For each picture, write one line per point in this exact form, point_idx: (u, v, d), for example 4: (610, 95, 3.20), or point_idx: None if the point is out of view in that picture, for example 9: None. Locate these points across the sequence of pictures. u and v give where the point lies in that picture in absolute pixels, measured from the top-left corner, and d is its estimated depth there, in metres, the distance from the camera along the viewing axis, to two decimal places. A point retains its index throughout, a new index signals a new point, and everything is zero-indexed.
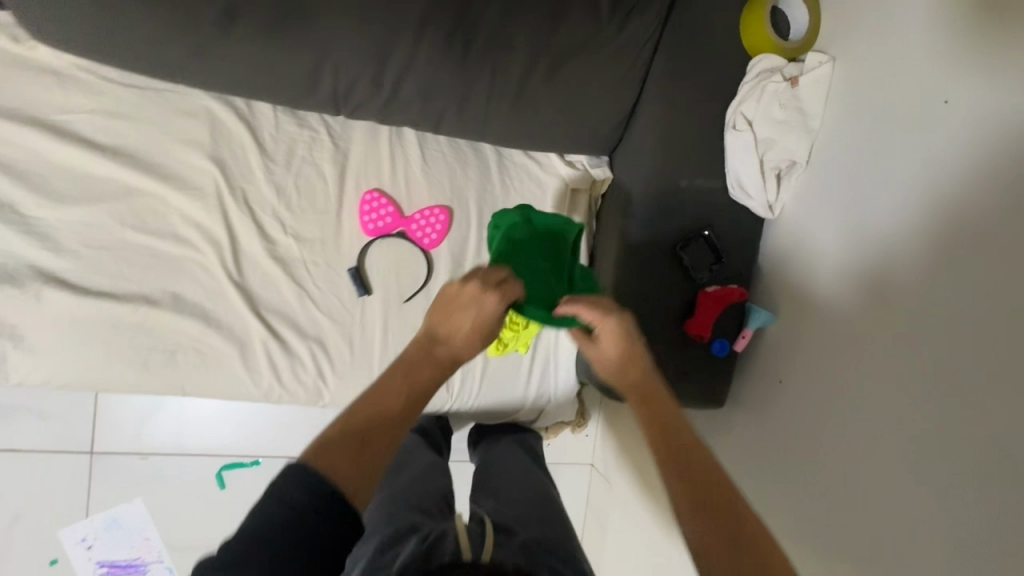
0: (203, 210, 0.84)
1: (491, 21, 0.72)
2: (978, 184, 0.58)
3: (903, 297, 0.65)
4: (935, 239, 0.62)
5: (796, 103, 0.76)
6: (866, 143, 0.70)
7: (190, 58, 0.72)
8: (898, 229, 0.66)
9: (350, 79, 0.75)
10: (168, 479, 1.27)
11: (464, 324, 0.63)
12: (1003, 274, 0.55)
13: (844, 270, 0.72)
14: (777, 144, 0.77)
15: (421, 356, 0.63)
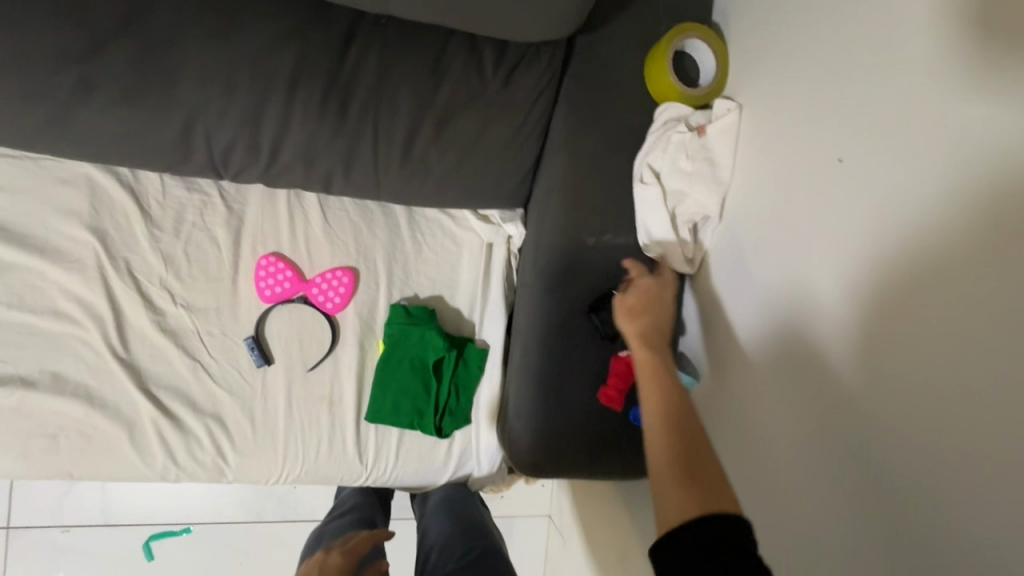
0: (84, 284, 0.78)
1: (367, 81, 0.68)
2: (927, 247, 0.46)
3: (839, 354, 0.54)
4: (879, 306, 0.51)
5: (704, 153, 0.70)
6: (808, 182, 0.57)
7: (49, 131, 0.68)
8: (848, 284, 0.53)
9: (224, 144, 0.71)
10: (90, 554, 1.20)
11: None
12: (964, 362, 0.43)
13: (771, 309, 0.63)
14: (686, 198, 0.72)
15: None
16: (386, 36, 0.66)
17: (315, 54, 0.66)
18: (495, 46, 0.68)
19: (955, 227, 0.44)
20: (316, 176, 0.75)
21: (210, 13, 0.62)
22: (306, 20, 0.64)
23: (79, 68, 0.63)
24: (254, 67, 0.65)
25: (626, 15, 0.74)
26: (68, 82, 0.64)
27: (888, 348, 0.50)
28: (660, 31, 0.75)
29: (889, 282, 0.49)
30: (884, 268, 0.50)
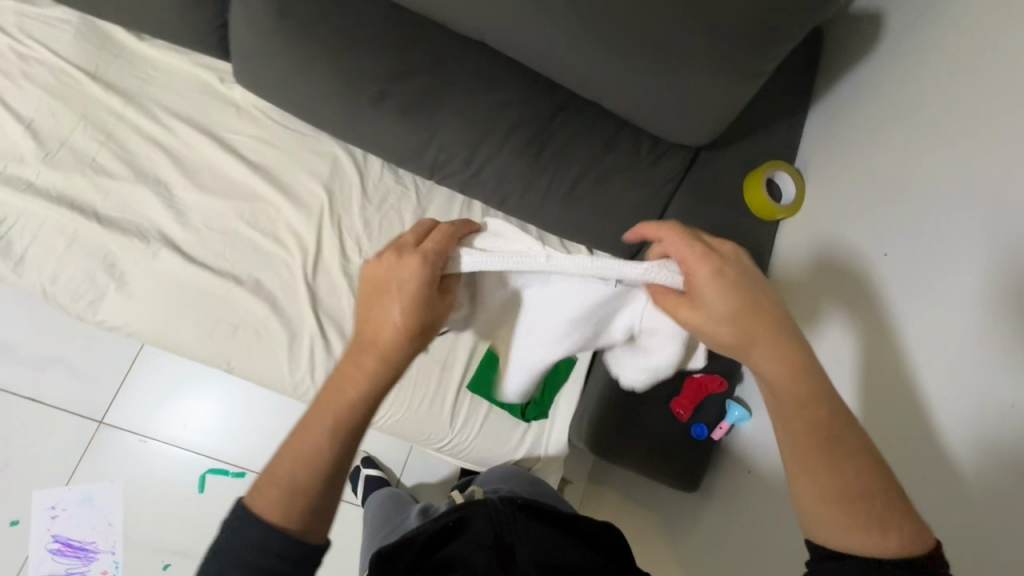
0: (305, 223, 1.05)
1: (561, 139, 0.99)
2: (957, 287, 0.66)
3: (896, 359, 0.71)
4: (926, 326, 0.68)
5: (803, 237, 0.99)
6: (878, 239, 0.80)
7: (342, 116, 1.00)
8: (905, 305, 0.72)
9: (449, 155, 1.01)
10: (155, 467, 1.32)
11: (298, 453, 0.55)
12: (986, 367, 0.60)
13: (842, 331, 0.82)
14: None
15: (330, 380, 0.57)
16: (584, 114, 0.98)
17: (534, 113, 0.98)
18: (650, 140, 1.00)
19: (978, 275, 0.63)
20: (498, 192, 1.04)
21: (480, 73, 0.96)
22: (537, 93, 0.97)
23: (386, 83, 0.96)
24: (493, 112, 0.98)
25: (739, 146, 1.06)
26: (375, 90, 0.97)
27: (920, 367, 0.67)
28: (761, 161, 1.06)
29: (934, 310, 0.68)
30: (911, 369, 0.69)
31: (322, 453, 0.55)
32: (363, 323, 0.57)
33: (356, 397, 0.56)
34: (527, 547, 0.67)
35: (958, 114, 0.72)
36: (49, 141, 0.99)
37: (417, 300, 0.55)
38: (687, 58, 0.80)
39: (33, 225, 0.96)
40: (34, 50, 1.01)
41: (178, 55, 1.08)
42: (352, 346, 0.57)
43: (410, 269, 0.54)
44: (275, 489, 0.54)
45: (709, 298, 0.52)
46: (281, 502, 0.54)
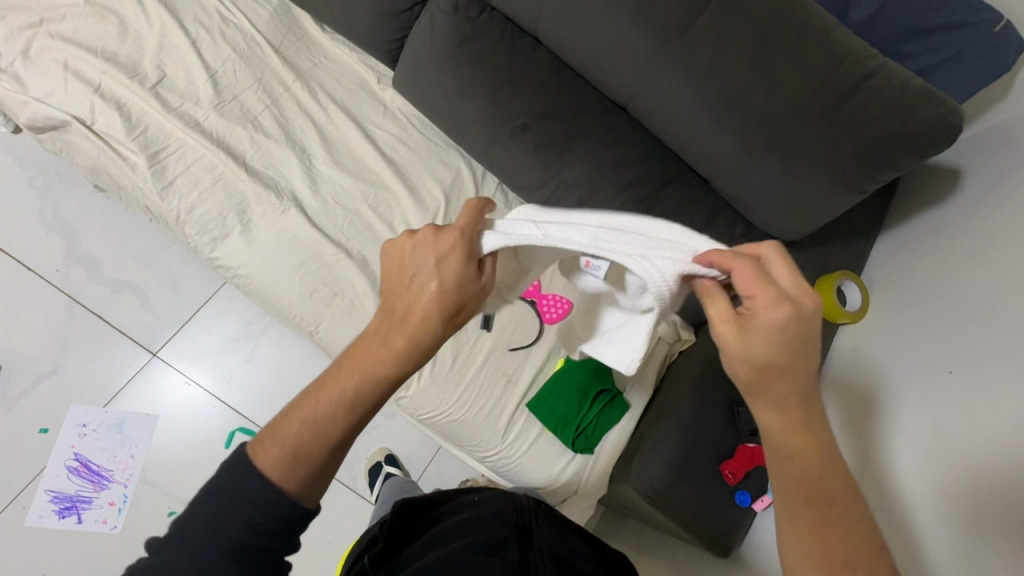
0: (419, 218, 1.14)
1: (670, 203, 1.09)
2: (979, 404, 0.81)
3: (929, 459, 0.86)
4: (954, 434, 0.83)
5: (858, 347, 1.10)
6: (917, 357, 0.95)
7: (482, 137, 1.13)
8: (937, 416, 0.87)
9: (565, 192, 1.12)
10: (188, 413, 1.33)
11: (311, 425, 0.57)
12: (1000, 472, 0.74)
13: (882, 430, 0.96)
14: None
15: (358, 351, 0.59)
16: (692, 188, 1.10)
17: (651, 176, 1.09)
18: (745, 224, 1.11)
19: (995, 397, 0.78)
20: None
21: (613, 131, 1.09)
22: (656, 160, 1.09)
23: (530, 119, 1.09)
24: (615, 166, 1.09)
25: (820, 250, 1.16)
26: (519, 123, 1.10)
27: (950, 468, 0.82)
28: (835, 268, 1.16)
29: (960, 422, 0.83)
30: (970, 475, 0.78)
31: (335, 419, 0.57)
32: (398, 298, 0.59)
33: (382, 365, 0.58)
34: (543, 535, 0.72)
35: (1000, 268, 0.88)
36: (224, 93, 1.12)
37: (460, 272, 0.58)
38: (804, 162, 0.91)
39: (189, 159, 1.07)
40: (238, 18, 1.16)
41: (349, 52, 1.23)
42: (387, 318, 0.59)
43: (453, 246, 0.58)
44: (287, 453, 0.56)
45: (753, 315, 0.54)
46: (282, 456, 0.55)
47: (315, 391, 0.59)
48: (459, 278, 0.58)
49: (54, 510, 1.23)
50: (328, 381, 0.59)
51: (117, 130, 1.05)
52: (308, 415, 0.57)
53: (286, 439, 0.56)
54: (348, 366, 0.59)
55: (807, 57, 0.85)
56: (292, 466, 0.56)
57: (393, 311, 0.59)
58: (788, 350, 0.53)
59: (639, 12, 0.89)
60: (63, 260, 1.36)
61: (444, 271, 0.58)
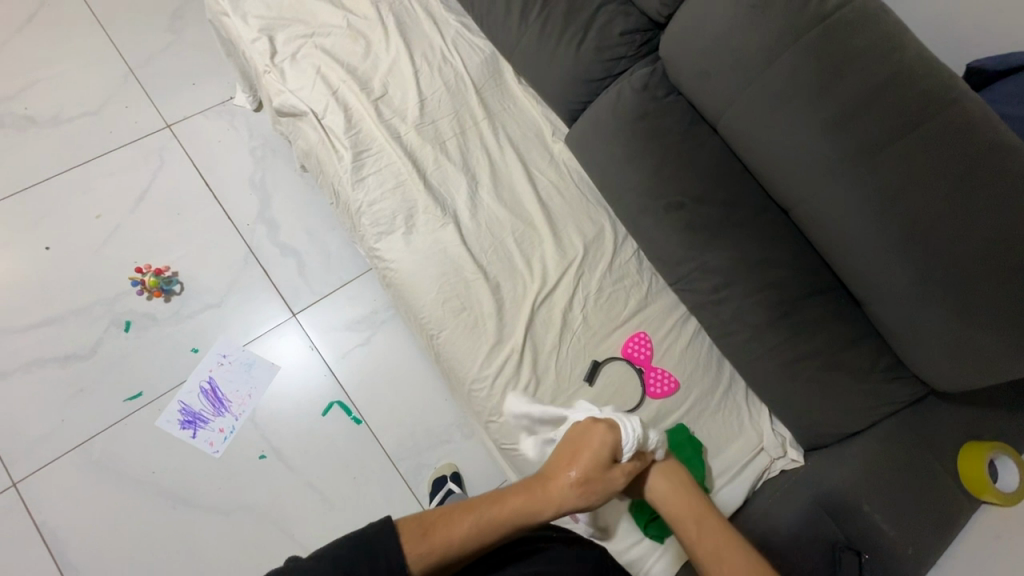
0: (556, 262, 1.21)
1: (811, 314, 1.06)
2: None
3: None
4: None
5: (1001, 534, 0.95)
6: None
7: (635, 204, 1.19)
8: None
9: (702, 275, 1.13)
10: (303, 373, 1.49)
11: (449, 534, 0.70)
12: None
13: None
14: (934, 535, 0.97)
15: (503, 497, 0.77)
16: (838, 305, 1.06)
17: (797, 283, 1.07)
18: (891, 359, 1.03)
19: None
20: (726, 325, 1.13)
21: (766, 229, 1.10)
22: (806, 269, 1.07)
23: (686, 199, 1.14)
24: (761, 263, 1.09)
25: (977, 410, 1.03)
26: (674, 201, 1.14)
27: None
28: (991, 436, 1.02)
29: None
30: None
31: (468, 539, 0.71)
32: (552, 468, 0.85)
33: (527, 513, 0.77)
34: None
35: None
36: (426, 116, 1.30)
37: (603, 458, 0.86)
38: (981, 310, 0.85)
39: (383, 163, 1.25)
40: (455, 59, 1.36)
41: (535, 103, 1.37)
42: (536, 481, 0.82)
43: (602, 438, 0.88)
44: (424, 539, 0.68)
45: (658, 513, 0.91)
46: (428, 545, 0.68)
47: (469, 509, 0.74)
48: (602, 464, 0.86)
49: (179, 419, 1.42)
50: (479, 505, 0.75)
51: (339, 127, 1.26)
52: (457, 525, 0.71)
53: (434, 535, 0.69)
54: (499, 500, 0.77)
55: (1012, 205, 0.81)
56: (433, 559, 0.68)
57: (542, 480, 0.83)
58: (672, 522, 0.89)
59: (833, 126, 0.92)
60: (255, 217, 1.62)
61: (594, 457, 0.86)
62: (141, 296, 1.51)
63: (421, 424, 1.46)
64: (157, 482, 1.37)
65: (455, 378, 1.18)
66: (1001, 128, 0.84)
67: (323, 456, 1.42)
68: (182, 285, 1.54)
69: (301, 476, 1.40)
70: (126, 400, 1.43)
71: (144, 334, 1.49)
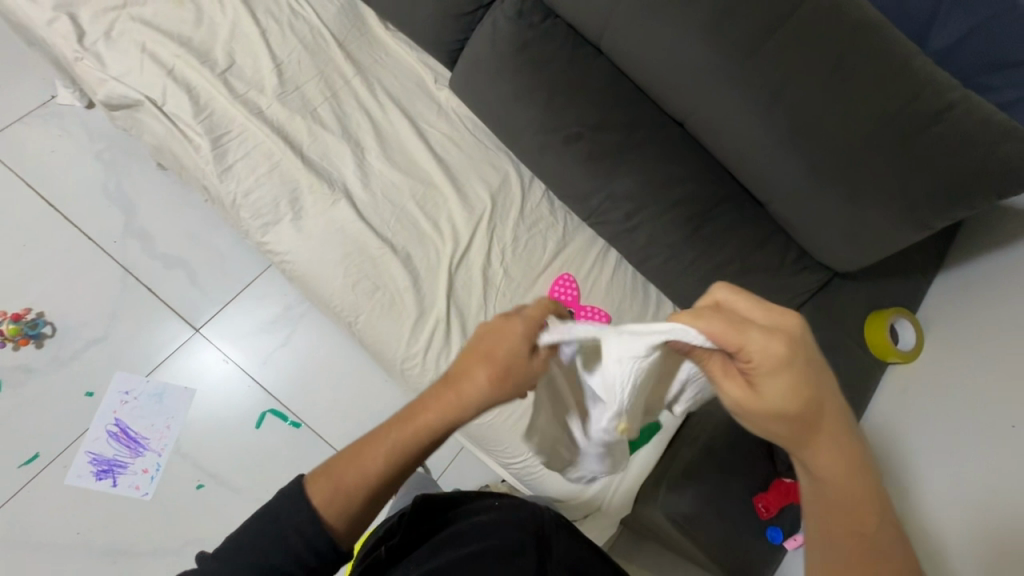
0: (464, 219, 1.15)
1: (721, 224, 1.07)
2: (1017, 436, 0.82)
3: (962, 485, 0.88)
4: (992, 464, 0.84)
5: (908, 387, 1.06)
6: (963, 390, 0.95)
7: (534, 143, 1.13)
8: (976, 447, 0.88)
9: (612, 205, 1.11)
10: (223, 390, 1.37)
11: (355, 478, 0.58)
12: None
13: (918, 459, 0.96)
14: (854, 403, 1.06)
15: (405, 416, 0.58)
16: (744, 209, 1.08)
17: (703, 195, 1.07)
18: (797, 251, 1.07)
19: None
20: (644, 251, 1.13)
21: (665, 146, 1.08)
22: (708, 179, 1.07)
23: (584, 129, 1.09)
24: (666, 182, 1.07)
25: (877, 282, 1.11)
26: (573, 132, 1.10)
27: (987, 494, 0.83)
28: (890, 303, 1.11)
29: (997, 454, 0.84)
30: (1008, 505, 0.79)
31: (377, 471, 0.58)
32: (455, 369, 0.58)
33: (431, 432, 0.57)
34: (562, 547, 0.71)
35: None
36: (288, 83, 1.15)
37: (497, 328, 0.58)
38: (871, 188, 0.87)
39: (249, 145, 1.10)
40: (307, 11, 1.20)
41: (409, 50, 1.25)
42: (441, 387, 0.58)
43: (518, 341, 0.57)
44: (330, 493, 0.58)
45: (756, 380, 0.50)
46: (330, 498, 0.57)
47: (367, 443, 0.58)
48: (497, 331, 0.57)
49: (91, 471, 1.28)
50: (375, 437, 0.58)
51: (185, 112, 1.09)
52: (353, 465, 0.58)
53: (334, 482, 0.58)
54: (396, 426, 0.58)
55: (884, 83, 0.82)
56: (347, 508, 0.58)
57: (446, 383, 0.58)
58: (791, 390, 0.49)
59: (711, 27, 0.88)
60: (120, 231, 1.42)
61: (496, 331, 0.57)
62: (5, 349, 1.31)
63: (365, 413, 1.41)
64: (87, 542, 1.24)
65: (384, 361, 1.12)
66: (864, 6, 0.84)
67: (268, 469, 1.33)
68: (53, 325, 1.34)
69: (249, 494, 1.32)
70: (21, 466, 1.26)
71: (23, 391, 1.30)
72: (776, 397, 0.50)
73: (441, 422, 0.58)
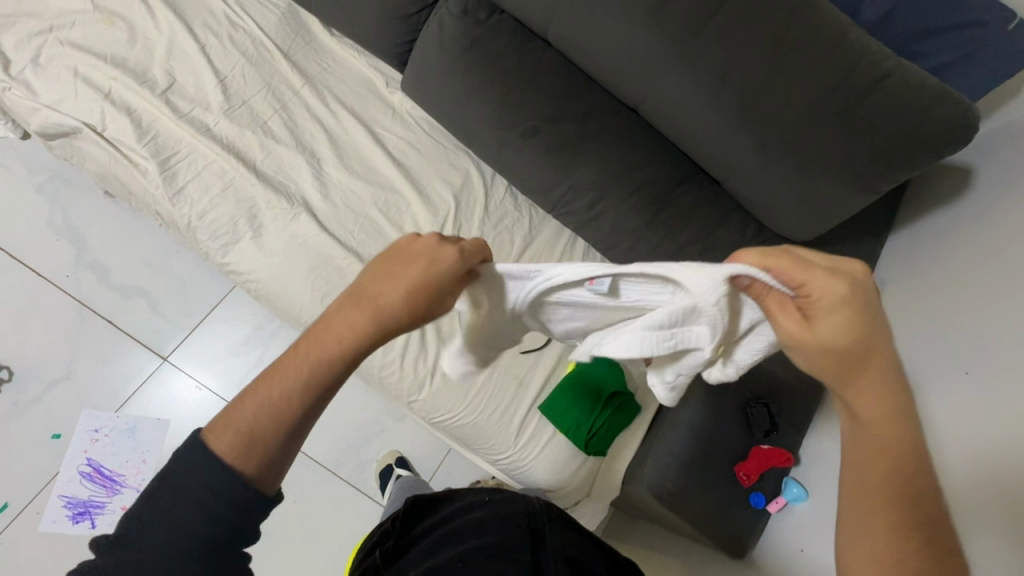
0: (429, 221, 1.14)
1: (682, 205, 1.09)
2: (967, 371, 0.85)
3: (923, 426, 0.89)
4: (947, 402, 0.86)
5: None
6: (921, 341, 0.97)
7: (492, 139, 1.13)
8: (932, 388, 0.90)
9: (575, 195, 1.12)
10: (199, 417, 1.33)
11: (254, 414, 0.51)
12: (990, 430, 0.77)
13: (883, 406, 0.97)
14: None
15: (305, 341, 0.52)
16: (703, 188, 1.10)
17: (662, 178, 1.09)
18: (757, 224, 1.10)
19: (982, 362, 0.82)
20: (610, 238, 1.14)
21: (621, 133, 1.09)
22: (666, 162, 1.09)
23: (540, 122, 1.09)
24: (625, 168, 1.09)
25: (835, 247, 1.15)
26: (529, 126, 1.10)
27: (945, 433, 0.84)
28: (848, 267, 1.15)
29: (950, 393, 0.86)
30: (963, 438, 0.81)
31: (279, 408, 0.51)
32: (359, 290, 0.52)
33: (330, 357, 0.51)
34: (557, 536, 0.72)
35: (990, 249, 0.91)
36: (233, 98, 1.12)
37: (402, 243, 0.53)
38: (818, 159, 0.90)
39: (199, 164, 1.07)
40: (247, 23, 1.17)
41: (357, 55, 1.23)
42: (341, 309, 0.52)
43: (424, 251, 0.52)
44: (230, 435, 0.51)
45: (809, 319, 0.47)
46: (230, 443, 0.50)
47: (271, 376, 0.52)
48: (401, 245, 0.52)
49: (67, 515, 1.23)
50: (280, 369, 0.52)
51: (128, 136, 1.05)
52: (252, 401, 0.51)
53: (234, 422, 0.51)
54: (299, 355, 0.52)
55: (821, 59, 0.86)
56: (248, 452, 0.50)
57: (350, 302, 0.52)
58: (849, 329, 0.46)
59: (652, 14, 0.90)
60: (72, 264, 1.36)
61: (398, 246, 0.53)
62: None
63: (349, 425, 1.39)
64: None
65: (362, 371, 1.11)
66: None
67: None
68: (11, 369, 1.29)
69: None
70: None
71: None
72: (831, 334, 0.47)
73: (345, 345, 0.51)
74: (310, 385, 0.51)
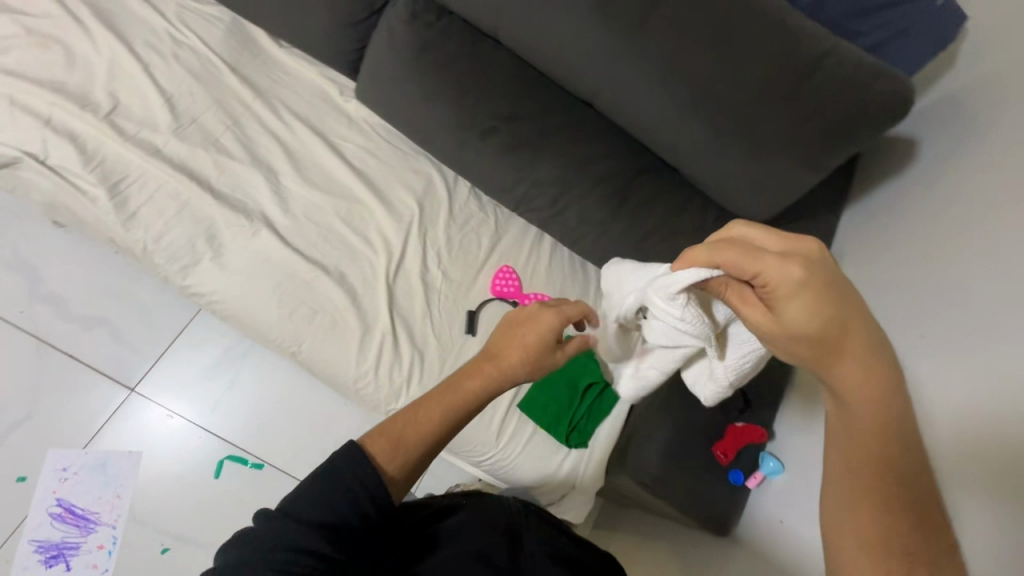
0: (394, 228, 1.13)
1: (643, 194, 1.11)
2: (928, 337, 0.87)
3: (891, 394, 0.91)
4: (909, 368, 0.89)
5: None
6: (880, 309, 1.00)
7: (451, 141, 1.13)
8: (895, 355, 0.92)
9: (538, 192, 1.13)
10: (173, 446, 1.30)
11: (415, 433, 0.66)
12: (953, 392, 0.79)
13: None
14: None
15: (454, 385, 0.69)
16: (662, 177, 1.12)
17: (621, 169, 1.10)
18: (717, 208, 1.12)
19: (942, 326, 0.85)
20: (576, 232, 1.15)
21: (578, 127, 1.10)
22: (624, 154, 1.11)
23: (498, 121, 1.10)
24: (584, 162, 1.10)
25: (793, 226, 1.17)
26: (487, 126, 1.10)
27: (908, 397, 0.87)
28: None
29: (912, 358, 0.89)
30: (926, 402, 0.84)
31: (430, 429, 0.66)
32: (494, 347, 0.73)
33: (472, 397, 0.69)
34: (535, 539, 0.73)
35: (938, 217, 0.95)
36: (183, 117, 1.09)
37: (531, 319, 0.73)
38: (768, 140, 0.93)
39: (151, 187, 1.04)
40: (191, 40, 1.14)
41: (309, 66, 1.21)
42: (481, 360, 0.72)
43: (547, 325, 0.72)
44: (392, 448, 0.64)
45: (769, 308, 0.55)
46: (389, 450, 0.64)
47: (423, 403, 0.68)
48: (527, 320, 0.73)
49: (40, 559, 1.19)
50: (432, 398, 0.68)
51: (73, 163, 1.02)
52: (409, 421, 0.66)
53: (391, 436, 0.65)
54: (445, 391, 0.68)
55: (761, 40, 0.88)
56: (402, 458, 0.64)
57: (486, 357, 0.72)
58: (817, 312, 0.52)
59: (596, 8, 0.91)
60: (26, 300, 1.31)
61: (533, 324, 0.72)
62: None
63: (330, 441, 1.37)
64: None
65: (337, 384, 1.10)
66: None
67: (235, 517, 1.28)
68: None
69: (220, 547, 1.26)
70: None
71: None
72: (794, 314, 0.53)
73: (486, 388, 0.70)
74: (454, 417, 0.68)
